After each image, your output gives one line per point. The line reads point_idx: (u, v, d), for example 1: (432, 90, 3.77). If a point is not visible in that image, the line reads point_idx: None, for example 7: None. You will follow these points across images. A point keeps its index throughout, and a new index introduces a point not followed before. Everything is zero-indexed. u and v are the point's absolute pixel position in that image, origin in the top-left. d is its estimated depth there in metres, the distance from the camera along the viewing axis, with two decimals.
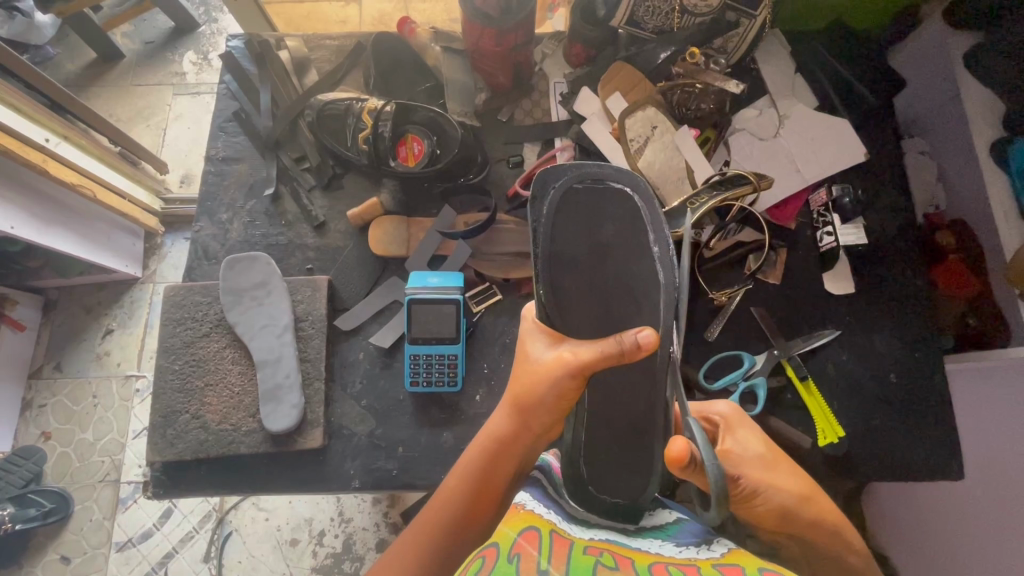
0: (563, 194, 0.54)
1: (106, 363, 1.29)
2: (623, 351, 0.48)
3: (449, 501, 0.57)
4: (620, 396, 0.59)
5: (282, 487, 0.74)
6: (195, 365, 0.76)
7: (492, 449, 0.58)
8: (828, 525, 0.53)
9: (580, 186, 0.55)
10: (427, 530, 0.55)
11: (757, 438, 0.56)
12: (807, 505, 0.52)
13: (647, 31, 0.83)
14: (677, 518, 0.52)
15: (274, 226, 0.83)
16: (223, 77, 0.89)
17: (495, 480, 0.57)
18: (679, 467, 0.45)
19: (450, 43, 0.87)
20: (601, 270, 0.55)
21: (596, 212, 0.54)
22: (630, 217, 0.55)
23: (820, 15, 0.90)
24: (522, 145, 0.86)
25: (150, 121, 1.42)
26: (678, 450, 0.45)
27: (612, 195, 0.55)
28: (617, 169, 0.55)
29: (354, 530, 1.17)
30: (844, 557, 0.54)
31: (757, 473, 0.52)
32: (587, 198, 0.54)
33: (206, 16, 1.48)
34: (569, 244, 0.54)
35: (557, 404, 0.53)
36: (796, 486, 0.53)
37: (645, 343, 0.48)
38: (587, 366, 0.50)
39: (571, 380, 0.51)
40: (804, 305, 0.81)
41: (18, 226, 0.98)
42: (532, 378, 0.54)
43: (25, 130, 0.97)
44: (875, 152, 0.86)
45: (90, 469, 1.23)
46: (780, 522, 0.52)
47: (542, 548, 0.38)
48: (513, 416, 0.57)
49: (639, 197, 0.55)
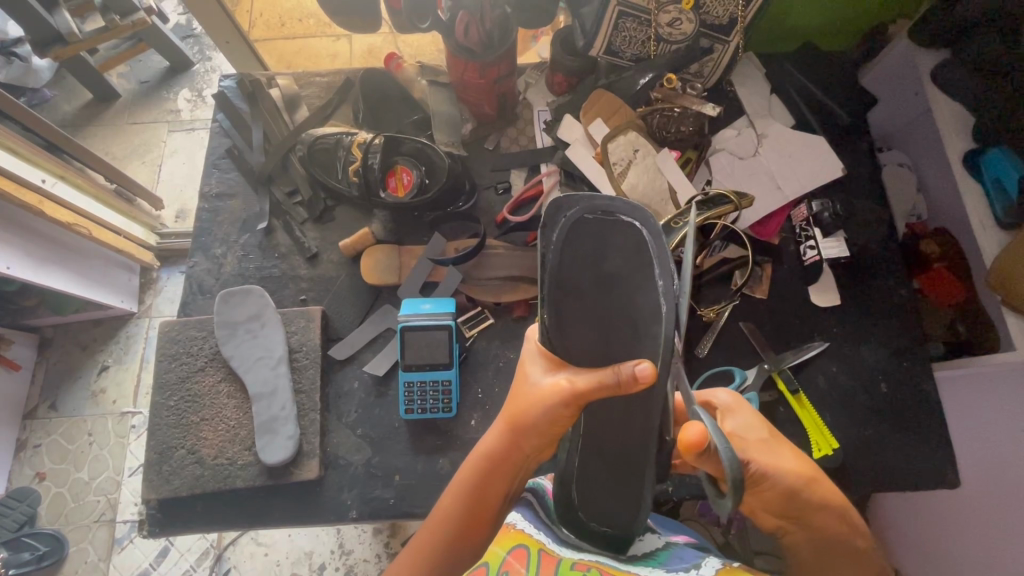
0: (573, 225, 0.54)
1: (102, 400, 1.28)
2: (618, 382, 0.48)
3: (446, 518, 0.56)
4: (612, 422, 0.58)
5: (278, 520, 0.74)
6: (190, 401, 0.76)
7: (485, 466, 0.57)
8: (833, 507, 0.53)
9: (591, 217, 0.54)
10: (423, 551, 0.55)
11: (758, 422, 0.57)
12: (813, 485, 0.52)
13: (625, 59, 0.87)
14: (666, 544, 0.53)
15: (268, 258, 0.84)
16: (216, 116, 0.91)
17: (490, 497, 0.57)
18: (694, 453, 0.45)
19: (436, 77, 0.88)
20: (606, 299, 0.55)
21: (603, 244, 0.54)
22: (638, 250, 0.54)
23: (792, 38, 0.94)
24: (509, 171, 0.88)
25: (145, 158, 1.44)
26: (694, 435, 0.44)
27: (620, 228, 0.54)
28: (629, 205, 0.53)
29: (354, 562, 1.16)
30: (851, 541, 0.54)
31: (765, 455, 0.52)
32: (595, 230, 0.54)
33: (200, 55, 1.52)
34: (576, 273, 0.54)
35: (549, 428, 0.54)
36: (801, 468, 0.52)
37: (643, 376, 0.47)
38: (582, 395, 0.51)
39: (565, 407, 0.52)
40: (791, 320, 0.82)
41: (13, 266, 1.00)
42: (527, 400, 0.54)
43: (23, 172, 0.99)
44: (851, 167, 0.89)
45: (84, 509, 1.21)
46: (786, 503, 0.52)
47: (530, 568, 0.41)
48: (507, 436, 0.56)
49: (648, 233, 0.54)
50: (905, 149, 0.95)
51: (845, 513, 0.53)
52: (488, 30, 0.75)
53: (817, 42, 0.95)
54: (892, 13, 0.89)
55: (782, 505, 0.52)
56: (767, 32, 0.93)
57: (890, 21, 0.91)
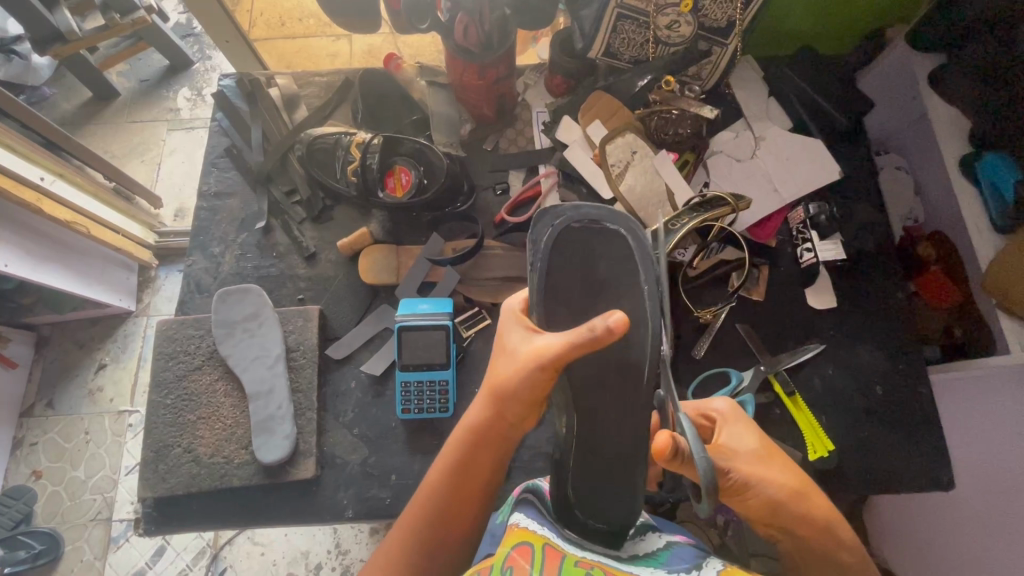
0: (562, 232, 0.58)
1: (99, 399, 1.28)
2: (595, 333, 0.48)
3: (429, 497, 0.55)
4: (605, 421, 0.59)
5: (274, 519, 0.74)
6: (188, 399, 0.76)
7: (468, 441, 0.56)
8: (822, 524, 0.52)
9: (579, 225, 0.58)
10: (407, 530, 0.54)
11: (751, 434, 0.56)
12: (798, 501, 0.51)
13: (623, 61, 0.87)
14: (666, 543, 0.53)
15: (266, 257, 0.85)
16: (216, 115, 0.91)
17: (473, 474, 0.56)
18: (665, 458, 0.47)
19: (435, 78, 0.90)
20: (594, 304, 0.58)
21: (591, 250, 0.58)
22: (623, 255, 0.58)
23: (789, 42, 0.95)
24: (507, 172, 0.88)
25: (145, 157, 1.44)
26: (660, 442, 0.47)
27: (606, 235, 0.58)
28: (613, 213, 0.58)
29: (351, 562, 1.15)
30: (841, 562, 0.52)
31: (749, 466, 0.52)
32: (584, 236, 0.58)
33: (200, 54, 1.52)
34: (565, 279, 0.57)
35: (530, 395, 0.52)
36: (789, 481, 0.52)
37: (616, 325, 0.47)
38: (561, 354, 0.50)
39: (544, 370, 0.51)
40: (787, 322, 0.82)
41: (11, 264, 1.00)
42: (506, 369, 0.53)
43: (22, 170, 0.99)
44: (848, 171, 0.89)
45: (81, 508, 1.21)
46: (769, 516, 0.52)
47: (534, 563, 0.41)
48: (489, 407, 0.55)
49: (631, 238, 0.58)
50: (902, 152, 0.95)
51: (837, 532, 0.52)
52: (487, 31, 0.75)
53: (815, 46, 0.96)
54: (888, 18, 0.89)
55: (764, 517, 0.52)
56: (765, 35, 0.93)
57: (887, 26, 0.91)
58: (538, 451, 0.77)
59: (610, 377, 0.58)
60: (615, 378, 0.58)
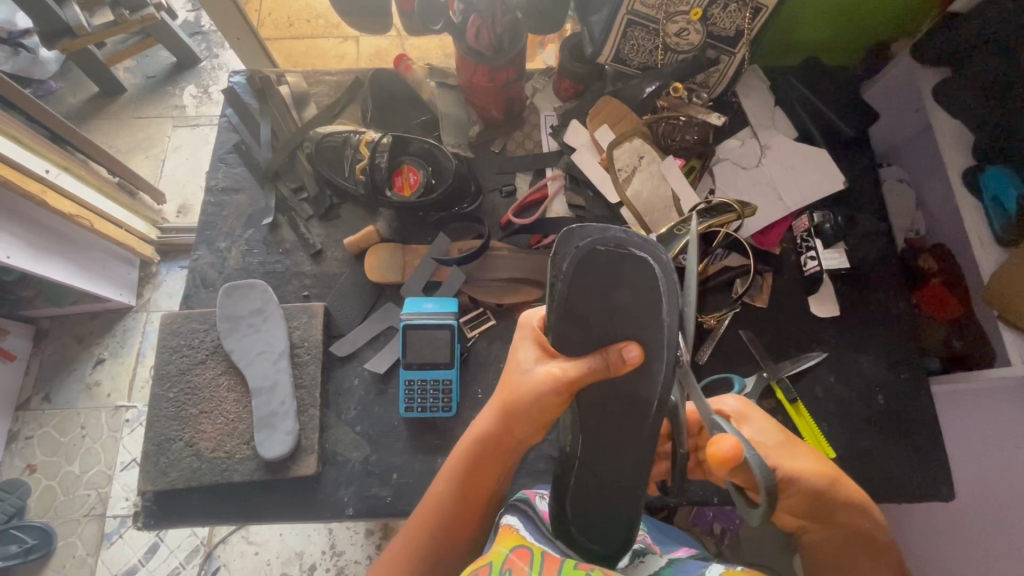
0: (585, 256, 0.51)
1: (96, 393, 1.28)
2: (608, 366, 0.51)
3: (437, 504, 0.59)
4: (611, 445, 0.58)
5: (273, 515, 0.74)
6: (191, 393, 0.76)
7: (476, 451, 0.59)
8: (855, 503, 0.54)
9: (603, 249, 0.51)
10: (416, 532, 0.58)
11: (773, 426, 0.57)
12: (835, 487, 0.53)
13: (632, 67, 0.88)
14: (669, 562, 0.54)
15: (272, 254, 0.85)
16: (226, 111, 0.92)
17: (478, 483, 0.59)
18: (727, 468, 0.45)
19: (444, 80, 0.91)
20: (611, 333, 0.53)
21: (612, 278, 0.51)
22: (648, 285, 0.50)
23: (795, 53, 0.96)
24: (514, 175, 0.89)
25: (149, 152, 1.45)
26: (729, 450, 0.44)
27: (632, 262, 0.50)
28: (643, 238, 0.49)
29: (345, 564, 1.15)
30: (871, 534, 0.56)
31: (786, 458, 0.52)
32: (604, 264, 0.51)
33: (208, 52, 1.53)
34: (584, 304, 0.52)
35: (541, 415, 0.55)
36: (821, 467, 0.53)
37: (631, 360, 0.50)
38: (573, 383, 0.52)
39: (557, 394, 0.53)
40: (791, 330, 0.83)
41: (14, 255, 1.00)
42: (519, 387, 0.55)
43: (26, 162, 1.00)
44: (852, 181, 0.90)
45: (75, 503, 1.20)
46: (813, 506, 0.53)
47: (534, 565, 0.42)
48: (498, 420, 0.57)
49: (659, 269, 0.49)
50: (905, 165, 0.96)
51: (866, 508, 0.55)
52: (499, 34, 0.75)
53: (821, 58, 0.97)
54: (892, 31, 0.91)
55: (808, 507, 0.53)
56: (773, 45, 0.94)
57: (892, 39, 0.92)
58: (541, 453, 0.76)
59: (619, 403, 0.56)
60: (622, 407, 0.56)
